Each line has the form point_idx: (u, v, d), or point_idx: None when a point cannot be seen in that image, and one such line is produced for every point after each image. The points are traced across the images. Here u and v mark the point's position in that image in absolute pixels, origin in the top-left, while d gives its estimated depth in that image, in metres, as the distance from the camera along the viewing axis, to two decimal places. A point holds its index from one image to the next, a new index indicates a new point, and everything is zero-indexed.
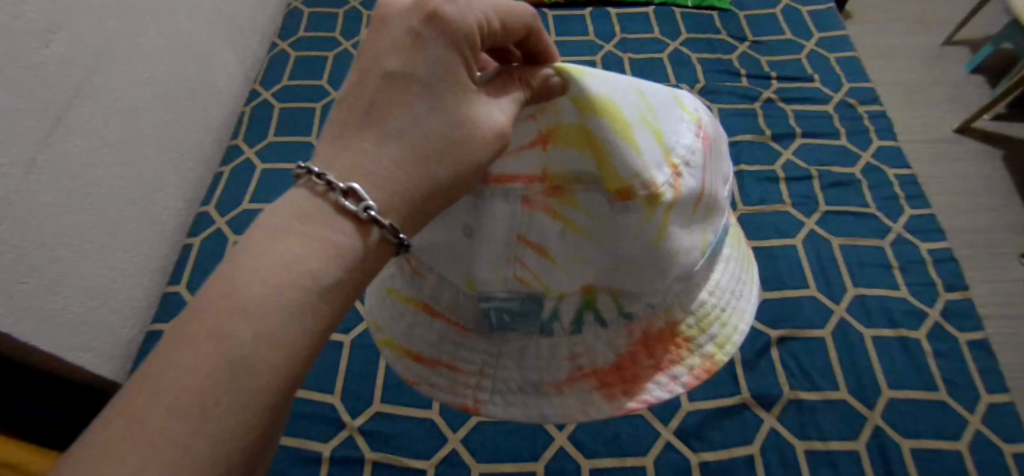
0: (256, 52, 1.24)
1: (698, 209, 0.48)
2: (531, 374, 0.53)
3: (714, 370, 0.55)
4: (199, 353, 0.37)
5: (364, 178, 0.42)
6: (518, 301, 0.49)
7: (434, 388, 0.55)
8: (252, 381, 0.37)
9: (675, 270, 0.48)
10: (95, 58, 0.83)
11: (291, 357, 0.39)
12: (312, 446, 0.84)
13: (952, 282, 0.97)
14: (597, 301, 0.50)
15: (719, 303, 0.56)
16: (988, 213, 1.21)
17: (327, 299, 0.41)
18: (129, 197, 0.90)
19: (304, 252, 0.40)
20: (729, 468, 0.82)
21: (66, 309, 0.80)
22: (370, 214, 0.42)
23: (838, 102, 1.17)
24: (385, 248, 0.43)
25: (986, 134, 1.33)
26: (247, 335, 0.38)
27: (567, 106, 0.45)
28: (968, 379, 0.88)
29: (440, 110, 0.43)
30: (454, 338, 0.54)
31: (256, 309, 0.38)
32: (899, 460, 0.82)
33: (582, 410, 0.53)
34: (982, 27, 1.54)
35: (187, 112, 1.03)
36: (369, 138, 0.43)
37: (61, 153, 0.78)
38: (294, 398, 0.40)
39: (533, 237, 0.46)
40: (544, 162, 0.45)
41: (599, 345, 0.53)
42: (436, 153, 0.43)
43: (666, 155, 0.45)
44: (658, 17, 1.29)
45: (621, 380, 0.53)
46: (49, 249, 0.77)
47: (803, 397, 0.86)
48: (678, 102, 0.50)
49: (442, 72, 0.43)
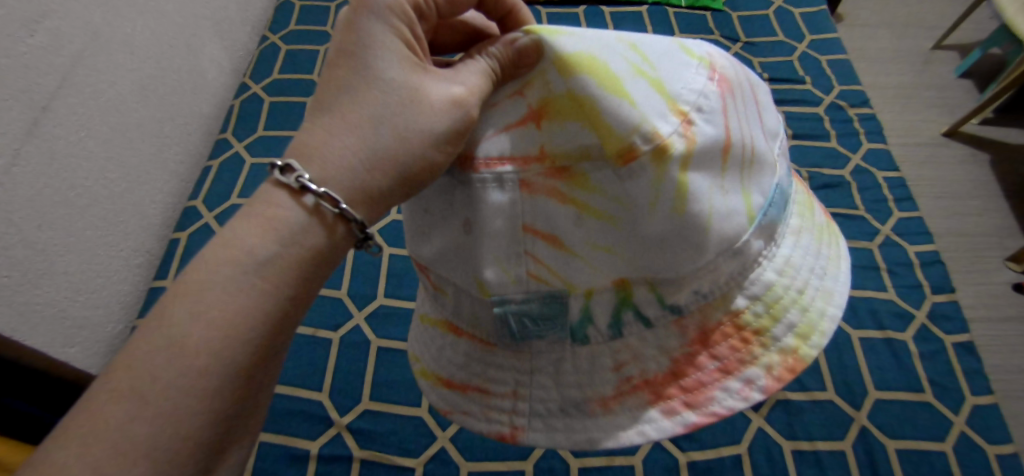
0: (246, 44, 1.23)
1: (728, 163, 0.45)
2: (570, 392, 0.52)
3: (799, 366, 0.53)
4: (141, 338, 0.41)
5: (302, 155, 0.44)
6: (537, 302, 0.49)
7: (469, 416, 0.55)
8: (189, 361, 0.40)
9: (711, 239, 0.45)
10: (81, 48, 0.81)
11: (230, 336, 0.41)
12: (299, 444, 0.83)
13: (939, 284, 0.98)
14: (634, 295, 0.49)
15: (792, 285, 0.53)
16: (976, 217, 1.23)
17: (267, 274, 0.42)
18: (115, 190, 0.89)
19: (246, 230, 0.43)
20: (717, 467, 0.82)
21: (49, 303, 0.79)
22: (301, 182, 0.43)
23: (829, 105, 1.17)
24: (330, 220, 0.44)
25: (974, 139, 1.34)
26: (184, 314, 0.41)
27: (553, 74, 0.43)
28: (954, 381, 0.89)
29: (377, 83, 0.45)
30: (480, 356, 0.54)
31: (193, 290, 0.41)
32: (884, 461, 0.83)
33: (637, 427, 0.51)
34: (971, 31, 1.56)
35: (176, 106, 1.02)
36: (314, 118, 0.46)
37: (45, 145, 0.77)
38: (239, 375, 0.41)
39: (541, 226, 0.45)
40: (542, 140, 0.43)
41: (646, 352, 0.51)
42: (375, 121, 0.45)
43: (671, 104, 0.43)
44: (652, 17, 1.29)
45: (680, 390, 0.51)
46: (31, 244, 0.76)
47: (791, 397, 0.87)
48: (684, 48, 0.46)
49: (374, 47, 0.45)
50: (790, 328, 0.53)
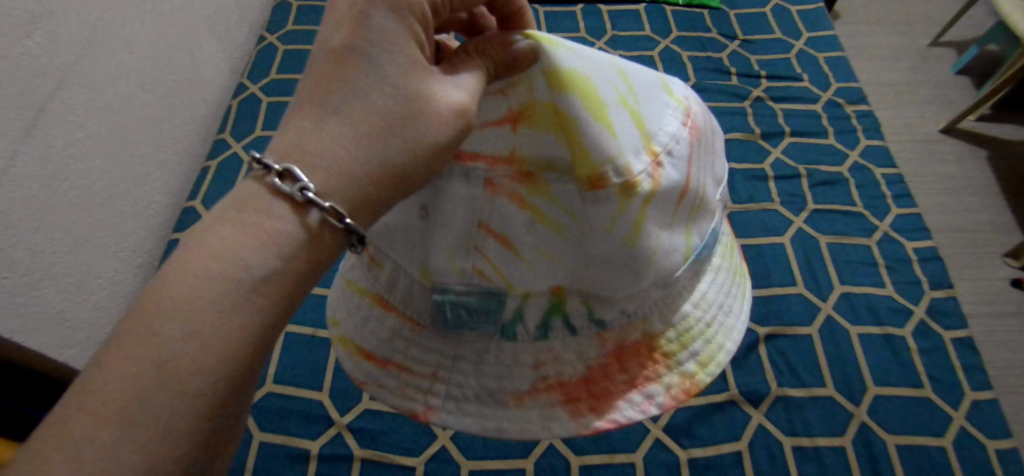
0: (243, 45, 1.23)
1: (681, 207, 0.46)
2: (489, 382, 0.50)
3: (694, 389, 0.53)
4: (124, 357, 0.36)
5: (303, 161, 0.41)
6: (477, 296, 0.46)
7: (384, 390, 0.52)
8: (181, 386, 0.36)
9: (651, 273, 0.46)
10: (79, 49, 0.81)
11: (226, 358, 0.37)
12: (300, 444, 0.83)
13: (937, 280, 0.98)
14: (565, 305, 0.48)
15: (703, 318, 0.54)
16: (972, 212, 1.23)
17: (265, 292, 0.39)
18: (112, 192, 0.89)
19: (238, 240, 0.39)
20: (717, 464, 0.82)
21: (47, 305, 0.79)
22: (305, 195, 0.40)
23: (826, 102, 1.18)
24: (330, 235, 0.41)
25: (971, 135, 1.35)
26: (174, 334, 0.36)
27: (539, 81, 0.41)
28: (953, 377, 0.89)
29: (387, 86, 0.42)
30: (408, 335, 0.51)
31: (184, 306, 0.37)
32: (885, 457, 0.83)
33: (542, 425, 0.51)
34: (967, 27, 1.56)
35: (173, 106, 1.02)
36: (311, 116, 0.42)
37: (43, 146, 0.77)
38: (236, 397, 0.38)
39: (496, 226, 0.44)
40: (513, 143, 0.42)
41: (568, 357, 0.50)
42: (383, 132, 0.42)
43: (646, 142, 0.43)
44: (649, 15, 1.29)
45: (589, 395, 0.51)
46: (30, 245, 0.75)
47: (791, 394, 0.87)
48: (665, 87, 0.47)
49: (386, 46, 0.42)
50: (693, 354, 0.54)
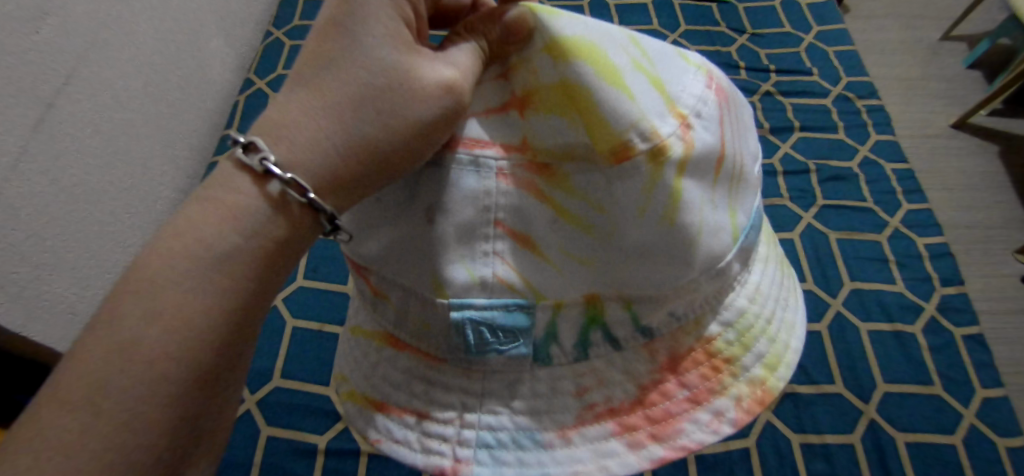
0: (250, 40, 1.23)
1: (720, 179, 0.45)
2: (526, 421, 0.49)
3: (766, 398, 0.54)
4: (92, 339, 0.37)
5: (269, 134, 0.41)
6: (502, 310, 0.44)
7: (401, 444, 0.51)
8: (144, 368, 0.36)
9: (699, 256, 0.45)
10: (86, 45, 0.81)
11: (190, 339, 0.37)
12: (307, 439, 0.83)
13: (948, 276, 0.97)
14: (604, 314, 0.46)
15: (763, 314, 0.55)
16: (984, 208, 1.22)
17: (229, 270, 0.39)
18: (120, 187, 0.89)
19: (202, 218, 0.39)
20: (725, 461, 0.82)
21: (57, 299, 0.79)
22: (265, 165, 0.39)
23: (836, 96, 1.17)
24: (297, 210, 0.40)
25: (983, 130, 1.33)
26: (137, 316, 0.37)
27: (542, 60, 0.41)
28: (963, 374, 0.89)
29: (361, 60, 0.41)
30: (425, 374, 0.50)
31: (146, 287, 0.37)
32: (894, 454, 0.83)
33: (597, 462, 0.49)
34: (979, 21, 1.55)
35: (180, 101, 1.02)
36: (287, 92, 0.42)
37: (51, 142, 0.77)
38: (207, 377, 0.38)
39: (514, 225, 0.42)
40: (524, 129, 0.41)
41: (614, 377, 0.50)
42: (356, 103, 0.41)
43: (669, 105, 0.42)
44: (658, 8, 1.28)
45: (647, 421, 0.51)
46: (40, 240, 0.76)
47: (799, 390, 0.87)
48: (682, 55, 0.46)
49: (366, 19, 0.41)
50: (760, 357, 0.55)
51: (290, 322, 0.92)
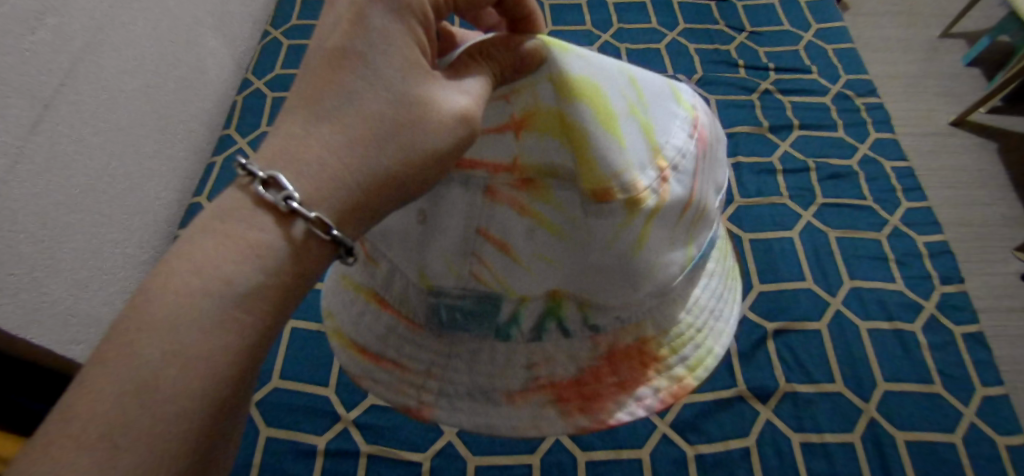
0: (248, 40, 1.22)
1: (685, 217, 0.46)
2: (481, 380, 0.50)
3: (681, 394, 0.53)
4: (106, 377, 0.34)
5: (287, 167, 0.39)
6: (474, 299, 0.46)
7: (377, 385, 0.51)
8: (164, 406, 0.34)
9: (648, 284, 0.46)
10: (83, 45, 0.81)
11: (213, 377, 0.36)
12: (305, 440, 0.83)
13: (948, 274, 0.97)
14: (563, 309, 0.47)
15: (695, 321, 0.54)
16: (984, 206, 1.22)
17: (251, 307, 0.37)
18: (117, 187, 0.89)
19: (221, 253, 0.37)
20: (725, 461, 0.82)
21: (54, 301, 0.79)
22: (290, 205, 0.38)
23: (836, 94, 1.16)
24: (319, 247, 0.39)
25: (983, 128, 1.33)
26: (156, 353, 0.35)
27: (545, 89, 0.41)
28: (964, 373, 0.88)
29: (382, 91, 0.39)
30: (403, 333, 0.50)
31: (166, 324, 0.35)
32: (894, 453, 0.83)
33: (534, 425, 0.50)
34: (978, 18, 1.54)
35: (178, 102, 1.02)
36: (300, 122, 0.40)
37: (48, 142, 0.77)
38: (223, 415, 0.37)
39: (494, 231, 0.43)
40: (517, 150, 0.42)
41: (561, 358, 0.50)
42: (378, 139, 0.39)
43: (654, 155, 0.43)
44: (656, 7, 1.28)
45: (579, 396, 0.51)
46: (37, 241, 0.75)
47: (799, 390, 0.86)
48: (675, 96, 0.47)
49: (385, 48, 0.40)
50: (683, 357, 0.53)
51: (289, 323, 0.92)
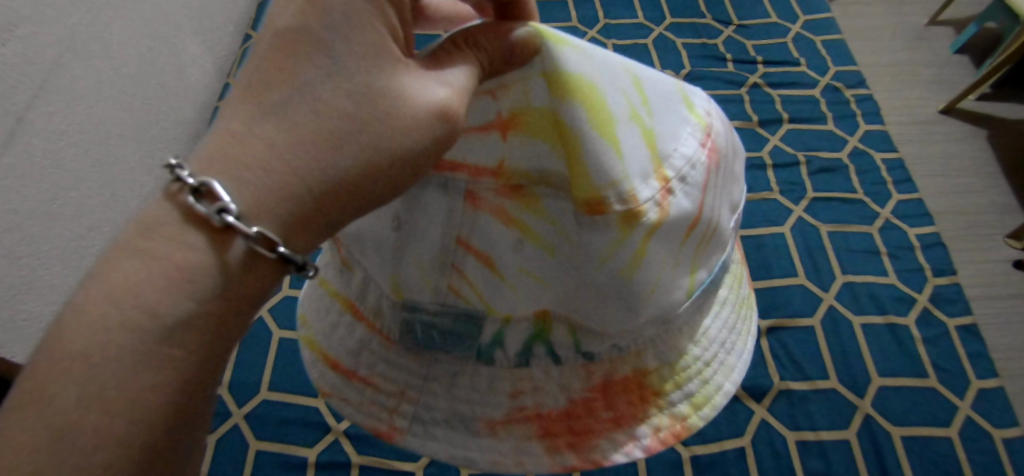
0: (228, 44, 1.20)
1: (689, 241, 0.40)
2: (461, 407, 0.45)
3: (683, 434, 0.47)
4: (19, 425, 0.30)
5: (227, 173, 0.33)
6: (452, 318, 0.43)
7: (348, 404, 0.48)
8: (85, 456, 0.30)
9: (650, 308, 0.40)
10: (55, 56, 0.79)
11: (140, 421, 0.31)
12: (295, 452, 0.82)
13: (941, 266, 0.96)
14: (551, 331, 0.43)
15: (701, 356, 0.48)
16: (974, 194, 1.21)
17: (182, 340, 0.32)
18: (97, 201, 0.87)
19: (142, 279, 0.31)
20: (721, 461, 0.81)
21: (34, 319, 0.77)
22: (225, 219, 0.32)
23: (825, 86, 1.16)
24: (264, 266, 0.34)
25: (972, 116, 1.32)
26: (72, 398, 0.30)
27: (538, 85, 0.35)
28: (958, 365, 0.88)
29: (342, 87, 0.35)
30: (376, 348, 0.46)
31: (79, 366, 0.30)
32: (890, 448, 0.82)
33: (514, 458, 0.46)
34: (965, 5, 1.54)
35: (157, 110, 1.00)
36: (243, 117, 0.34)
37: (23, 157, 0.75)
38: (160, 456, 0.33)
39: (477, 243, 0.39)
40: (503, 153, 0.37)
41: (548, 387, 0.45)
42: (335, 141, 0.34)
43: (655, 165, 0.37)
44: (643, 2, 1.27)
45: (568, 431, 0.46)
46: (15, 259, 0.74)
47: (794, 387, 0.86)
48: (685, 99, 0.41)
49: (346, 32, 0.35)
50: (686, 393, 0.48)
51: (277, 334, 0.90)
